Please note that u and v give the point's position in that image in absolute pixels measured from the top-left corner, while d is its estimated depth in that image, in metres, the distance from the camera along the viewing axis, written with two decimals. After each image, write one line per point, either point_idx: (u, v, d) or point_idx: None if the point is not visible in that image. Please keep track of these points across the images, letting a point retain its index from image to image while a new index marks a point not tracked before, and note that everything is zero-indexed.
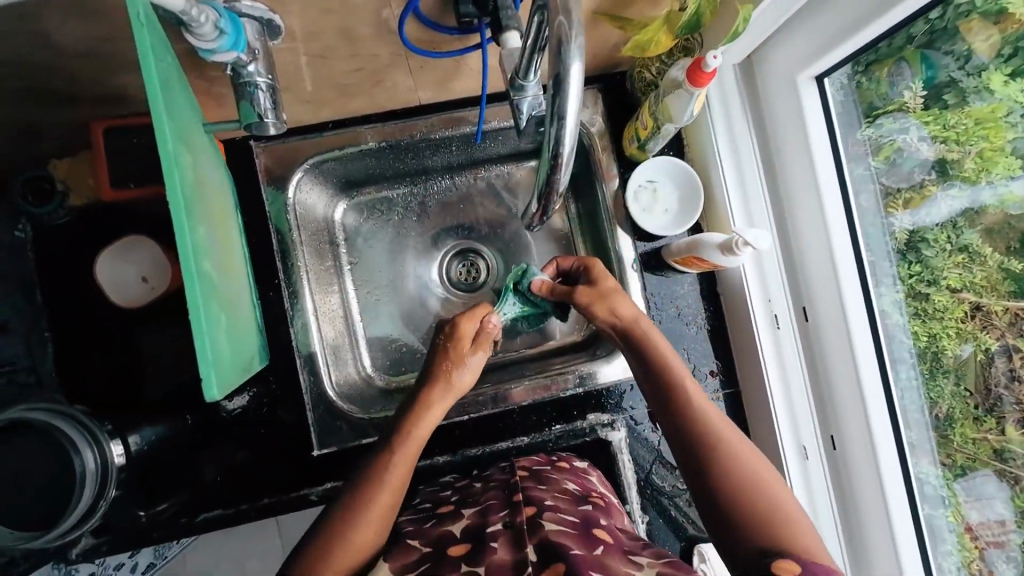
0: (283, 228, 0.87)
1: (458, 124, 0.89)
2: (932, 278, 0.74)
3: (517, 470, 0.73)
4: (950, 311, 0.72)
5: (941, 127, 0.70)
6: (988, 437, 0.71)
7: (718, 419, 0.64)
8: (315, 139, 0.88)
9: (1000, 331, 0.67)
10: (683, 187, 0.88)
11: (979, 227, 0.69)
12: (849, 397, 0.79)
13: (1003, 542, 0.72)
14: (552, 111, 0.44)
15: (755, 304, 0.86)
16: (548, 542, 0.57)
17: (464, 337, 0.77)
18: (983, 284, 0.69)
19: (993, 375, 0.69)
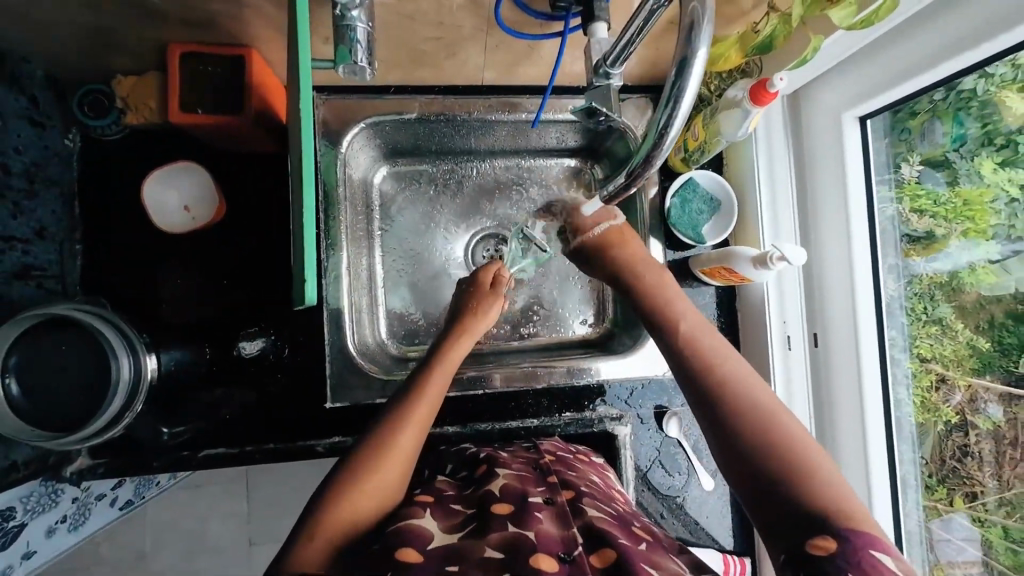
0: (330, 180, 0.88)
1: (515, 109, 0.92)
2: (905, 345, 0.82)
3: (544, 451, 0.74)
4: (919, 378, 0.81)
5: (933, 202, 0.79)
6: (938, 505, 0.81)
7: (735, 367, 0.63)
8: (375, 100, 0.90)
9: (961, 405, 0.76)
10: (720, 203, 0.92)
11: (954, 303, 0.77)
12: (851, 425, 0.83)
13: None
14: (672, 90, 0.48)
15: (772, 323, 0.89)
16: (596, 530, 0.57)
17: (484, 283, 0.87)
18: (951, 357, 0.77)
19: (949, 447, 0.78)
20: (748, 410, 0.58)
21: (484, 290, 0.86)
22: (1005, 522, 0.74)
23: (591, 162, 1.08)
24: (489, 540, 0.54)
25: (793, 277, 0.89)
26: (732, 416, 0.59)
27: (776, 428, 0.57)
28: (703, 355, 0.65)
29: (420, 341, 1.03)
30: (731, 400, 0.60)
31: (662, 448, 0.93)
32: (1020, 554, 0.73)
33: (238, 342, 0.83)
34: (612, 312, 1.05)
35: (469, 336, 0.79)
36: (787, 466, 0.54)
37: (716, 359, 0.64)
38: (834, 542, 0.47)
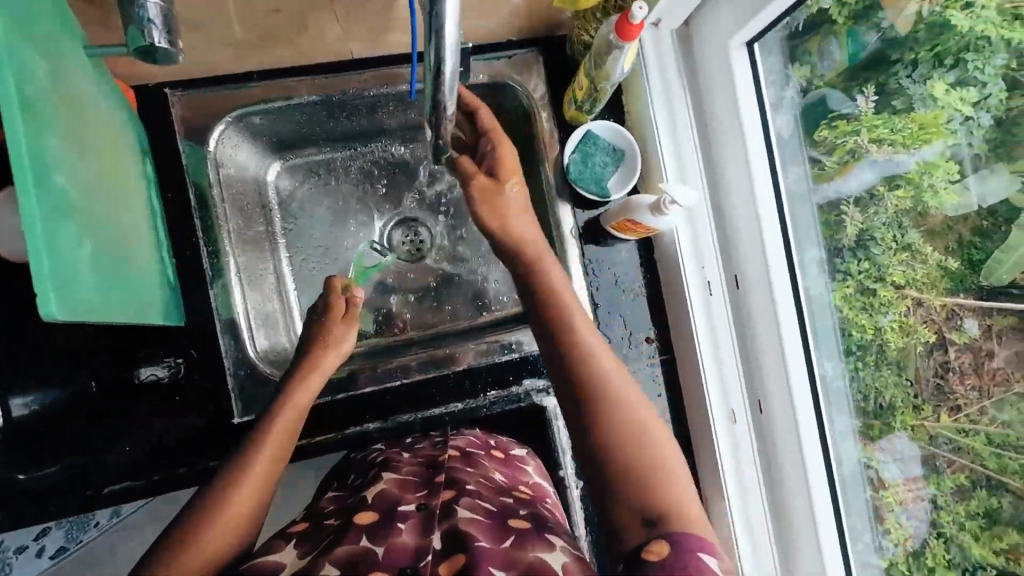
0: (201, 182, 0.81)
1: (395, 81, 0.86)
2: (879, 274, 0.75)
3: (448, 448, 0.65)
4: (894, 304, 0.74)
5: (889, 130, 0.72)
6: (927, 424, 0.73)
7: (609, 365, 0.59)
8: (240, 90, 0.83)
9: (937, 325, 0.69)
10: (623, 152, 0.89)
11: (922, 228, 0.70)
12: (776, 365, 0.80)
13: (918, 496, 0.75)
14: (428, 30, 0.45)
15: (688, 269, 0.87)
16: (457, 529, 0.48)
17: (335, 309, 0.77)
18: (925, 280, 0.70)
19: (930, 367, 0.71)
20: (615, 405, 0.56)
21: (334, 318, 0.76)
22: (964, 437, 0.69)
23: None
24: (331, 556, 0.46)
25: (707, 220, 0.86)
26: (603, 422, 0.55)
27: (635, 426, 0.55)
28: (582, 360, 0.59)
29: None
30: (607, 409, 0.56)
31: None
32: (1006, 458, 0.66)
33: (135, 367, 0.80)
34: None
35: (319, 370, 0.71)
36: (641, 479, 0.52)
37: (597, 362, 0.59)
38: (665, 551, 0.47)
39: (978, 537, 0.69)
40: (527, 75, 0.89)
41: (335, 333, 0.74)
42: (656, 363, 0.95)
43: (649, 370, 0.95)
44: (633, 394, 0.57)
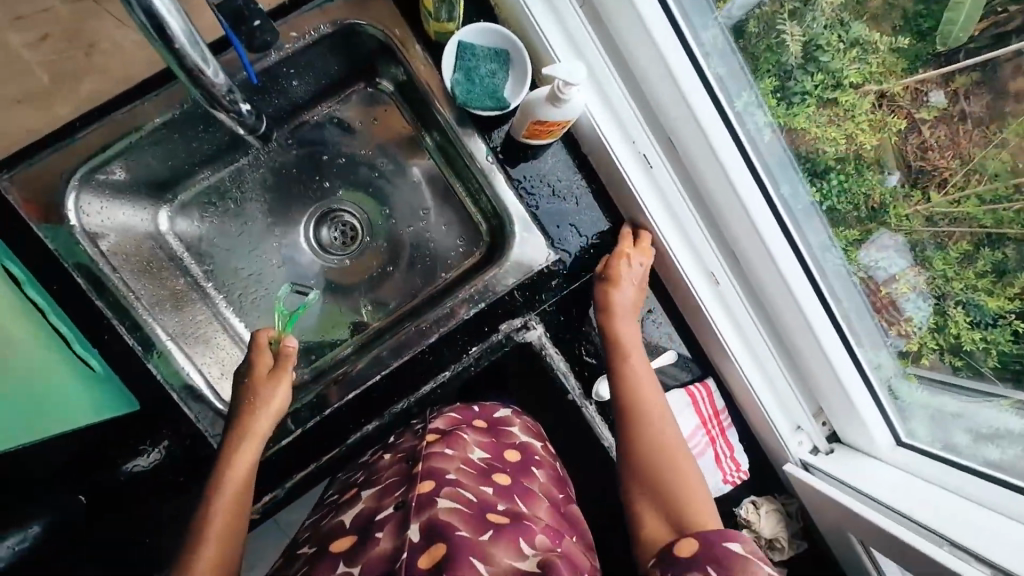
0: (83, 260, 0.73)
1: (231, 69, 0.74)
2: (835, 81, 0.70)
3: (426, 433, 0.67)
4: (859, 108, 0.69)
5: None
6: (918, 209, 0.70)
7: (660, 420, 0.71)
8: (74, 144, 0.72)
9: (907, 109, 0.66)
10: (504, 52, 0.79)
11: (864, 17, 0.67)
12: (737, 215, 0.76)
13: (912, 288, 0.74)
14: None
15: (619, 148, 0.80)
16: (435, 525, 0.55)
17: (261, 370, 0.74)
18: (881, 71, 0.67)
19: (910, 152, 0.68)
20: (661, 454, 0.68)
21: (259, 381, 0.73)
22: (958, 206, 0.67)
23: (374, 80, 0.91)
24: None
25: (620, 92, 0.79)
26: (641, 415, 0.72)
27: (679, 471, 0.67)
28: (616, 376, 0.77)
29: (315, 356, 0.93)
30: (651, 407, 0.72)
31: (583, 328, 0.89)
32: (1003, 211, 0.64)
33: (119, 462, 0.76)
34: (482, 224, 0.92)
35: (258, 436, 0.70)
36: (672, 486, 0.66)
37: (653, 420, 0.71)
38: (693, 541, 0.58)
39: (990, 292, 0.67)
40: (373, 5, 0.78)
41: (271, 391, 0.72)
42: None
43: None
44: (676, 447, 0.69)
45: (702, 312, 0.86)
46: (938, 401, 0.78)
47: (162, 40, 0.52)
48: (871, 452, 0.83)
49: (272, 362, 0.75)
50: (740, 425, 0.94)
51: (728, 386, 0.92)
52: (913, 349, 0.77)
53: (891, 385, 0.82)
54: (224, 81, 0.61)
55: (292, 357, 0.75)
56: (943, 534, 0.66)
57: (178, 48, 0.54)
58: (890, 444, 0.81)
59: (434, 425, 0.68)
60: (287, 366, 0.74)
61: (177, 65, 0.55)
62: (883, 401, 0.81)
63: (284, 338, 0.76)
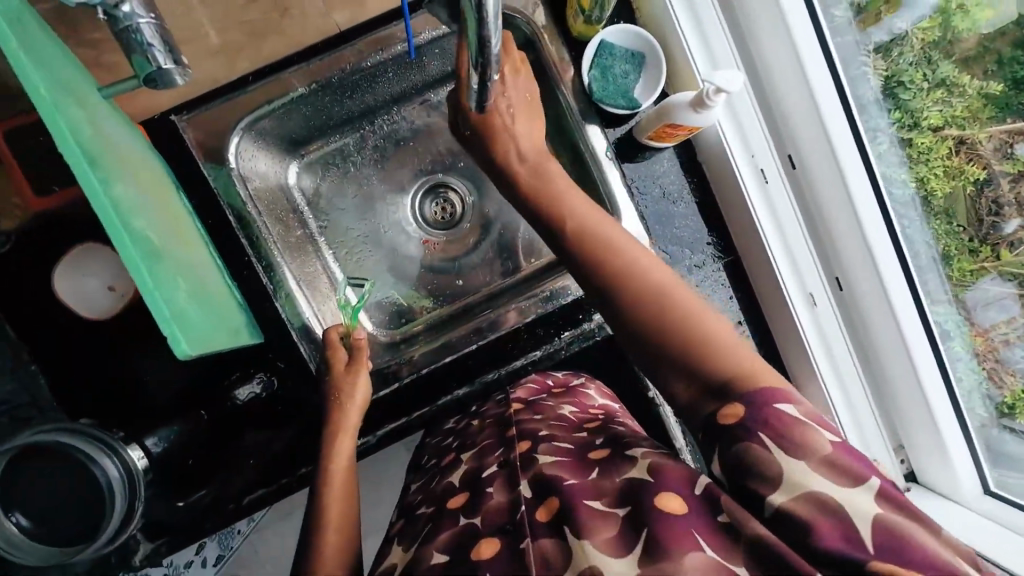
0: (236, 202, 0.81)
1: (388, 44, 0.80)
2: (914, 122, 0.78)
3: (512, 403, 0.73)
4: (936, 150, 0.77)
5: None
6: (985, 264, 0.77)
7: (656, 274, 0.56)
8: (241, 97, 0.79)
9: (987, 159, 0.74)
10: (641, 55, 0.82)
11: (955, 59, 0.74)
12: (850, 238, 0.77)
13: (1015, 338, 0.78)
14: None
15: (739, 162, 0.82)
16: (544, 476, 0.55)
17: (338, 360, 0.77)
18: (966, 116, 0.74)
19: (983, 206, 0.75)
20: (671, 314, 0.53)
21: (339, 371, 0.76)
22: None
23: None
24: (436, 543, 0.53)
25: (750, 104, 0.80)
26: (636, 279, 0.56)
27: (696, 325, 0.52)
28: (584, 237, 0.60)
29: (409, 319, 1.00)
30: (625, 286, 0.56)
31: None
32: None
33: (231, 391, 0.83)
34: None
35: (351, 432, 0.71)
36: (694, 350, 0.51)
37: (642, 280, 0.55)
38: (740, 407, 0.46)
39: None
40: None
41: (354, 383, 0.74)
42: (719, 268, 0.93)
43: (715, 275, 0.93)
44: (688, 298, 0.54)
45: (794, 329, 0.87)
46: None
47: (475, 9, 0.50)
48: (951, 496, 0.81)
49: (347, 358, 0.78)
50: None
51: None
52: (1008, 401, 0.79)
53: (986, 433, 0.81)
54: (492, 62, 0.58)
55: (364, 349, 0.78)
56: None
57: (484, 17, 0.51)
58: (975, 491, 0.80)
59: (517, 396, 0.75)
60: (363, 355, 0.77)
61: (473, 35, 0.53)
62: (975, 446, 0.80)
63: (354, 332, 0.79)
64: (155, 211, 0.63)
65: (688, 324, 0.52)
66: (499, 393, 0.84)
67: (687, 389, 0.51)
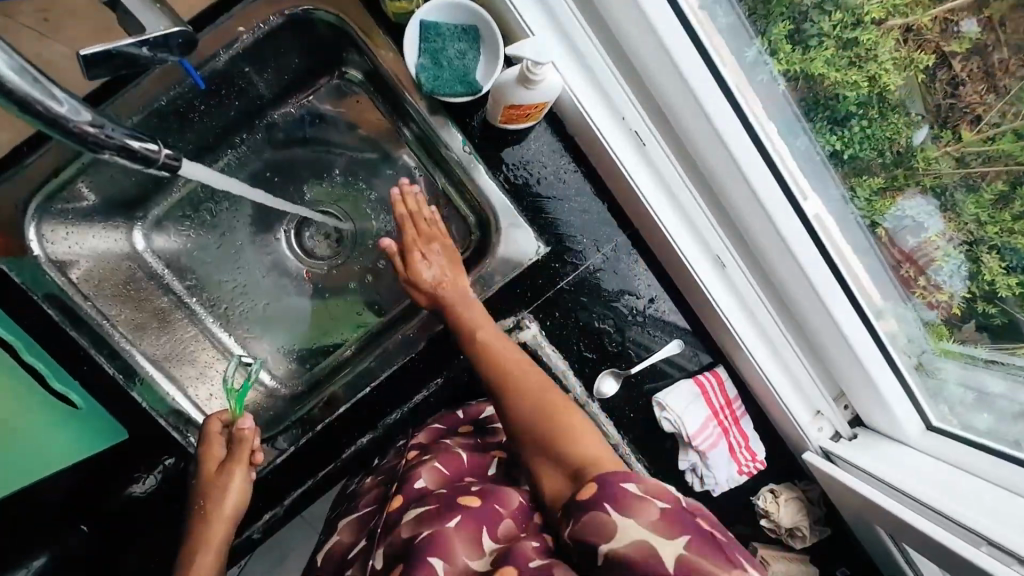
0: (53, 292, 0.71)
1: (175, 76, 0.69)
2: (853, 17, 0.62)
3: (406, 451, 0.69)
4: (883, 44, 0.61)
5: None
6: (950, 149, 0.62)
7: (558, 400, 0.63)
8: (20, 174, 0.68)
9: (936, 42, 0.59)
10: (474, 28, 0.71)
11: None
12: (737, 189, 0.69)
13: (937, 258, 0.67)
14: None
15: (607, 129, 0.73)
16: (399, 540, 0.56)
17: (212, 455, 0.71)
18: (907, 2, 0.60)
19: (938, 90, 0.61)
20: (549, 426, 0.61)
21: (213, 467, 0.71)
22: (993, 142, 0.60)
23: (339, 69, 0.83)
24: None
25: (603, 64, 0.71)
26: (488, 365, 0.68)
27: (558, 431, 0.60)
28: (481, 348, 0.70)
29: (313, 365, 0.89)
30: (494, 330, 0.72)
31: (581, 323, 0.84)
32: None
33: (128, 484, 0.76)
34: (466, 210, 0.83)
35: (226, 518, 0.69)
36: (552, 433, 0.60)
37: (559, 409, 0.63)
38: (593, 487, 0.51)
39: None
40: None
41: (225, 484, 0.70)
42: (621, 245, 0.85)
43: (619, 254, 0.85)
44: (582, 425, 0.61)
45: (701, 292, 0.80)
46: (990, 383, 0.70)
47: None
48: (897, 441, 0.77)
49: (225, 450, 0.72)
50: (757, 413, 0.88)
51: (742, 374, 0.86)
52: (944, 322, 0.70)
53: (921, 363, 0.75)
54: (88, 118, 0.50)
55: (249, 439, 0.72)
56: (949, 516, 0.63)
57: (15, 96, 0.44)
58: (919, 429, 0.76)
59: (415, 440, 0.70)
60: (247, 449, 0.72)
61: (25, 115, 0.46)
62: (908, 381, 0.75)
63: (236, 421, 0.72)
64: None
65: (563, 427, 0.60)
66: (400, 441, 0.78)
67: (553, 481, 0.58)
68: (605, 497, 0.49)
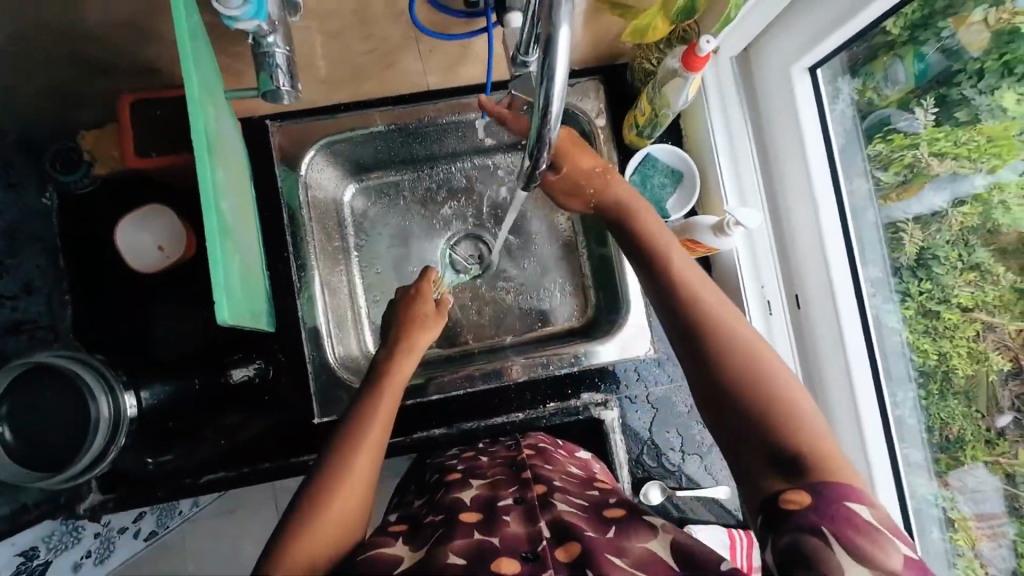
0: (294, 205, 0.91)
1: (465, 110, 0.94)
2: (943, 295, 0.75)
3: (522, 449, 0.77)
4: (961, 329, 0.74)
5: (953, 143, 0.72)
6: (1000, 460, 0.72)
7: (776, 368, 0.58)
8: (329, 120, 0.92)
9: (1014, 351, 0.68)
10: (682, 176, 0.91)
11: (992, 247, 0.70)
12: (841, 388, 0.81)
13: (994, 535, 0.74)
14: (543, 66, 0.52)
15: (749, 291, 0.88)
16: (561, 520, 0.58)
17: (427, 298, 0.83)
18: (996, 304, 0.70)
19: (1004, 397, 0.70)
20: (765, 391, 0.56)
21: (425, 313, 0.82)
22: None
23: None
24: (453, 545, 0.55)
25: (768, 241, 0.88)
26: (715, 337, 0.60)
27: (780, 398, 0.56)
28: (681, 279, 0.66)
29: None
30: (717, 306, 0.63)
31: (651, 430, 0.93)
32: None
33: (228, 367, 0.87)
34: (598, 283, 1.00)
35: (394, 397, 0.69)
36: (767, 397, 0.56)
37: (776, 379, 0.57)
38: (807, 496, 0.50)
39: None
40: (590, 100, 0.93)
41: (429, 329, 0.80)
42: None
43: None
44: (798, 393, 0.57)
45: None
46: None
47: (536, 142, 0.58)
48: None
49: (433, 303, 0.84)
50: None
51: None
52: None
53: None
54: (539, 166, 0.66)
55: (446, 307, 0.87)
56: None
57: (541, 157, 0.60)
58: None
59: (528, 443, 0.79)
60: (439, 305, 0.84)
61: (530, 149, 0.60)
62: None
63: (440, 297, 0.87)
64: (234, 197, 0.70)
65: (775, 394, 0.56)
66: (508, 438, 0.85)
67: (754, 450, 0.55)
68: (826, 521, 0.48)
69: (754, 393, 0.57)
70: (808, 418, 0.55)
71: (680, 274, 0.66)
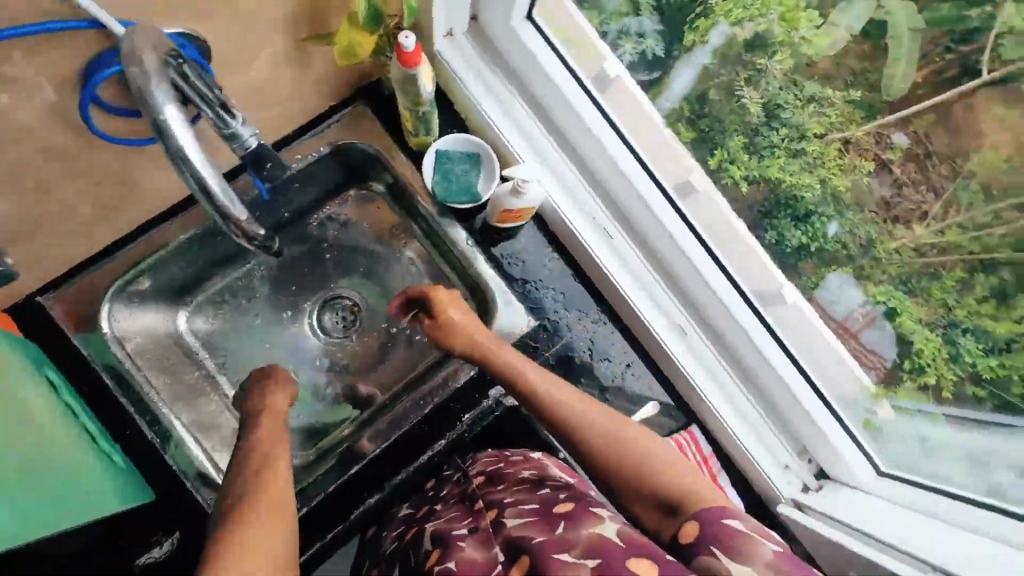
0: (112, 363, 0.84)
1: (247, 189, 0.88)
2: (799, 133, 0.80)
3: (473, 477, 0.75)
4: (826, 154, 0.79)
5: (742, 8, 0.79)
6: (905, 241, 0.77)
7: (633, 430, 0.64)
8: (106, 266, 0.85)
9: (873, 150, 0.76)
10: (478, 155, 0.93)
11: (815, 77, 0.77)
12: (687, 270, 0.88)
13: (871, 320, 0.83)
14: (170, 148, 0.56)
15: (580, 227, 0.93)
16: (511, 539, 0.57)
17: (272, 404, 0.77)
18: (841, 120, 0.77)
19: (883, 190, 0.76)
20: (631, 452, 0.62)
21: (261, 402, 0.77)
22: (965, 246, 0.73)
23: (367, 182, 0.99)
24: None
25: (574, 176, 0.92)
26: (578, 420, 0.67)
27: (642, 454, 0.61)
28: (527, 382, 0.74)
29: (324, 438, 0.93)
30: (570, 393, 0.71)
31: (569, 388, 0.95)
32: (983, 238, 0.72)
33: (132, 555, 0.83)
34: (456, 281, 0.97)
35: (278, 448, 0.70)
36: (632, 455, 0.62)
37: (633, 438, 0.63)
38: (692, 526, 0.51)
39: (998, 318, 0.72)
40: (361, 130, 0.93)
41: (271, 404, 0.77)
42: (601, 320, 0.98)
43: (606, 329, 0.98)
44: (661, 450, 0.62)
45: (673, 363, 0.93)
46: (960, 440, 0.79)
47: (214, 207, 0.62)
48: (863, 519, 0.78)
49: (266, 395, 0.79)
50: (735, 475, 0.95)
51: (711, 429, 0.95)
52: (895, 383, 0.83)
53: (869, 421, 0.86)
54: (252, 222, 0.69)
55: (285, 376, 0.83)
56: (924, 559, 0.65)
57: (231, 217, 0.65)
58: (871, 474, 0.85)
59: (478, 468, 0.76)
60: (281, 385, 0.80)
61: (217, 215, 0.64)
62: (858, 436, 0.86)
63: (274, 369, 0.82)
64: None
65: (642, 455, 0.61)
66: (455, 468, 0.83)
67: (649, 513, 0.57)
68: (713, 538, 0.49)
69: (618, 458, 0.62)
70: (671, 463, 0.60)
71: (535, 382, 0.73)
